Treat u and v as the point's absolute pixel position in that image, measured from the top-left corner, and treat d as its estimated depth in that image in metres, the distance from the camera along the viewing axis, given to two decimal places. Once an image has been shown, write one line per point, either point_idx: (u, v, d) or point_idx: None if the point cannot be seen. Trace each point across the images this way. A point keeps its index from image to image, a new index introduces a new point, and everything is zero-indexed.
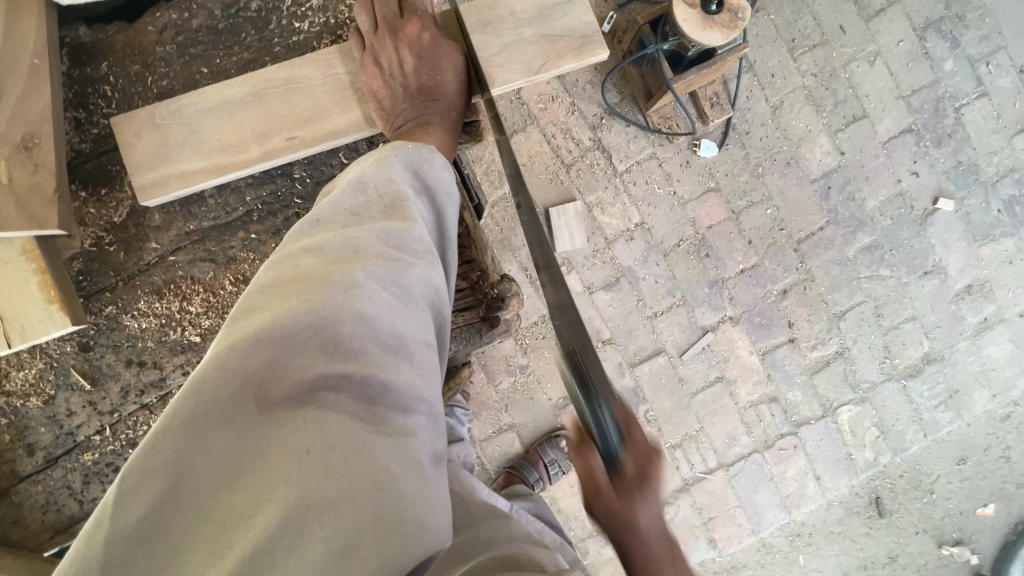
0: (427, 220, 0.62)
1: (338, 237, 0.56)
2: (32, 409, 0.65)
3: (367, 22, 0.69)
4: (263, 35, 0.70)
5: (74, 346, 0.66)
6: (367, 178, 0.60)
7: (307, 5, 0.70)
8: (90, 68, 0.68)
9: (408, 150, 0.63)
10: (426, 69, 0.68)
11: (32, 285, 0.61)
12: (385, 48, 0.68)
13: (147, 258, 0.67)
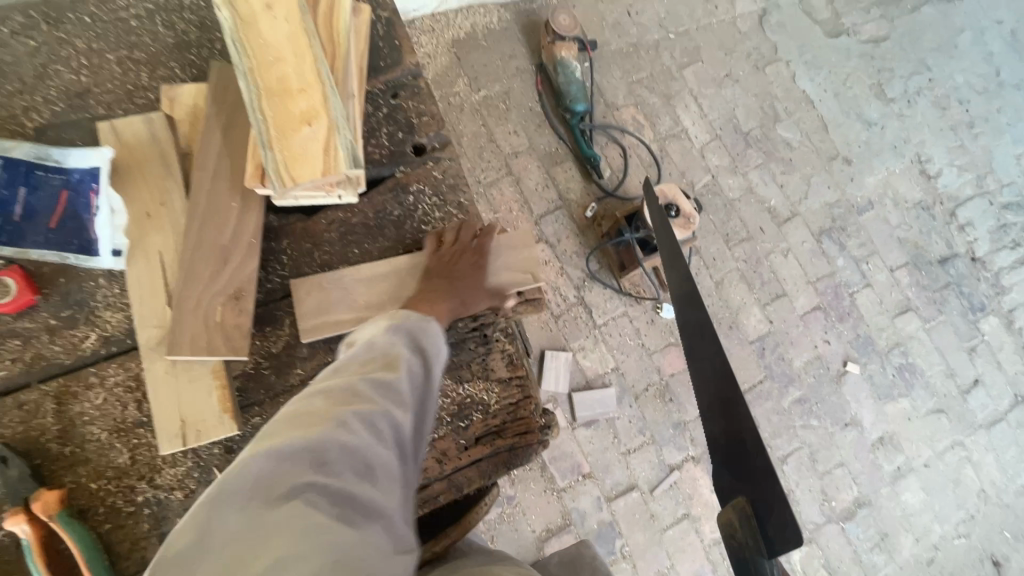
0: (418, 374, 0.70)
1: (342, 379, 0.64)
2: (173, 502, 0.70)
3: (449, 232, 0.85)
4: (402, 231, 0.86)
5: (221, 449, 0.73)
6: (374, 340, 0.70)
7: (433, 214, 0.88)
8: (271, 241, 0.82)
9: (416, 321, 0.73)
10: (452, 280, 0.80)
11: (212, 394, 0.71)
12: (448, 253, 0.83)
13: (292, 380, 0.77)
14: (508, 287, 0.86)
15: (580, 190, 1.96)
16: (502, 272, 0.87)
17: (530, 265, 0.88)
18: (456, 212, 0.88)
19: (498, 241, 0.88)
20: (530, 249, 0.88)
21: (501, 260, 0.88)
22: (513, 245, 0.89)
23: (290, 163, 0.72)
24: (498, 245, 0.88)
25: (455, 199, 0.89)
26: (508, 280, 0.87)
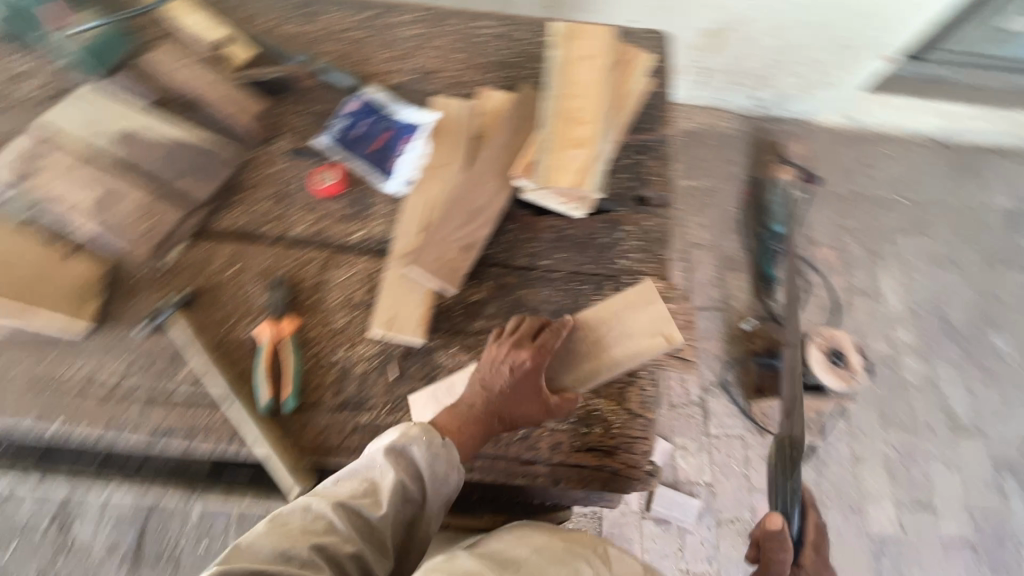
0: (406, 506, 0.74)
1: (330, 501, 0.70)
2: (355, 369, 0.88)
3: (507, 336, 0.83)
4: (600, 255, 0.99)
5: (400, 350, 0.90)
6: (376, 461, 0.74)
7: (631, 253, 0.99)
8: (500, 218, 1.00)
9: (425, 446, 0.74)
10: (515, 393, 0.80)
11: (417, 307, 0.90)
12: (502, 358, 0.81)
13: (469, 329, 0.92)
14: (631, 356, 0.85)
15: (745, 302, 1.95)
16: (621, 339, 0.87)
17: (657, 326, 0.87)
18: (649, 259, 0.99)
19: (612, 310, 0.89)
20: (650, 310, 0.87)
21: (619, 325, 0.88)
22: (631, 305, 0.89)
23: (553, 171, 0.90)
24: (611, 316, 0.89)
25: (653, 249, 0.99)
26: (634, 347, 0.86)
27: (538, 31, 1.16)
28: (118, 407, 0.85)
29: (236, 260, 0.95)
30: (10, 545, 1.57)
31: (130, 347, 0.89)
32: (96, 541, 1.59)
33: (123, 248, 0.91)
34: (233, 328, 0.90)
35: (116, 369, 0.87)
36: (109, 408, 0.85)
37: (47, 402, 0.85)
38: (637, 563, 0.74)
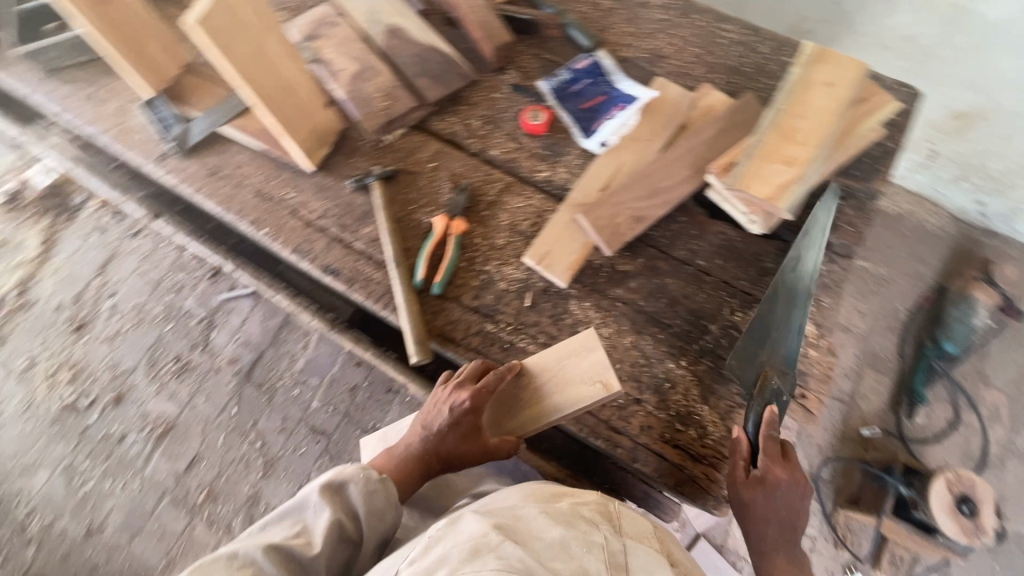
0: (346, 536, 0.83)
1: (262, 542, 0.78)
2: (497, 284, 0.96)
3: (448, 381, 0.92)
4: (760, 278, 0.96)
5: (541, 284, 0.96)
6: (307, 502, 0.84)
7: None
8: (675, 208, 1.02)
9: (361, 480, 0.85)
10: (448, 433, 0.89)
11: (572, 254, 0.95)
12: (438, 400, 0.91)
13: (608, 292, 0.95)
14: (570, 404, 0.86)
15: (875, 408, 1.75)
16: (561, 387, 0.87)
17: (600, 371, 0.86)
18: (809, 301, 0.95)
19: (553, 358, 0.89)
20: (596, 358, 0.86)
21: (561, 373, 0.88)
22: (572, 354, 0.88)
23: (752, 178, 0.90)
24: (554, 364, 0.88)
25: (817, 295, 0.95)
26: (575, 396, 0.86)
27: (782, 49, 1.14)
28: (310, 236, 1.01)
29: (438, 158, 1.07)
30: (171, 322, 1.93)
31: (336, 194, 1.05)
32: (226, 348, 1.89)
33: (361, 116, 1.08)
34: (415, 209, 1.02)
35: (321, 207, 1.04)
36: (306, 235, 1.01)
37: (267, 213, 1.04)
38: (645, 523, 0.76)
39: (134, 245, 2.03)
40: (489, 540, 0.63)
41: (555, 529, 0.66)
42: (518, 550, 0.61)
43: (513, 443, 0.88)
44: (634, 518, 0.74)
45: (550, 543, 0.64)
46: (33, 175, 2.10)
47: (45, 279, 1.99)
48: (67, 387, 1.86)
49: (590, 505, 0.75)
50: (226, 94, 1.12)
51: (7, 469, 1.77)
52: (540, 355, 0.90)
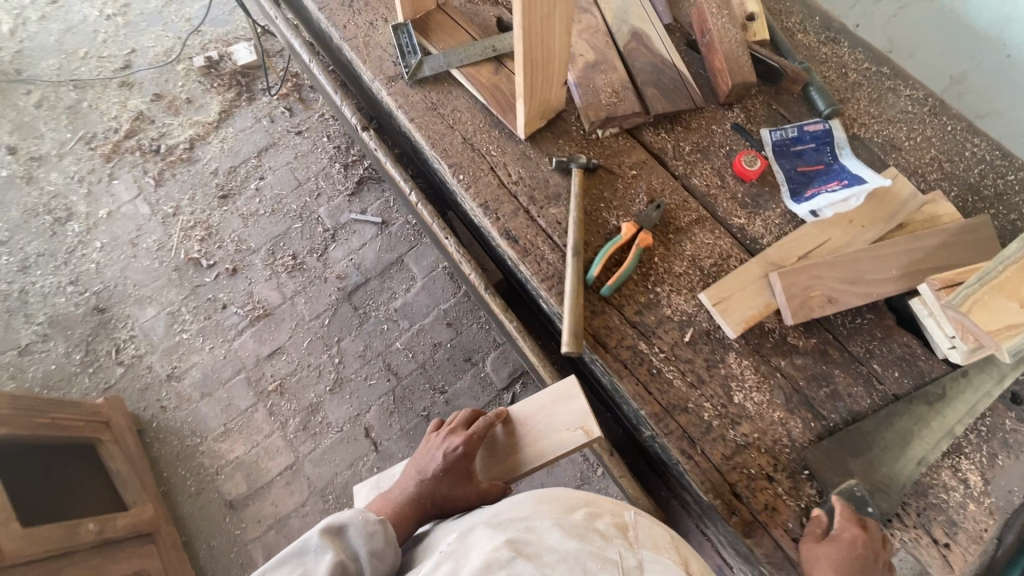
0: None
1: None
2: (663, 308, 0.95)
3: (444, 433, 1.00)
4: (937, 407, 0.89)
5: (707, 326, 0.94)
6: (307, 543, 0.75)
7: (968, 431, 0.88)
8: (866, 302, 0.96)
9: (359, 516, 0.78)
10: (443, 476, 0.93)
11: (752, 308, 0.92)
12: (432, 446, 0.99)
13: (770, 358, 0.92)
14: (555, 450, 0.96)
15: None
16: (543, 435, 0.97)
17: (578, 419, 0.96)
18: (981, 451, 0.87)
19: (535, 411, 1.00)
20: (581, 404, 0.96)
21: (543, 421, 0.98)
22: (552, 402, 0.99)
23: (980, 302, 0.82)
24: (538, 413, 0.99)
25: (993, 448, 0.87)
26: (559, 441, 0.96)
27: None
28: (501, 197, 1.04)
29: (641, 168, 1.06)
30: (302, 222, 2.04)
31: (535, 167, 1.06)
32: (339, 264, 1.98)
33: (584, 103, 1.09)
34: (605, 208, 1.03)
35: (519, 173, 1.06)
36: (499, 196, 1.04)
37: (468, 163, 1.07)
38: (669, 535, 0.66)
39: (293, 142, 2.17)
40: (499, 556, 0.56)
41: (570, 543, 0.58)
42: (530, 569, 0.54)
43: (502, 488, 0.95)
44: (661, 530, 0.65)
45: (562, 557, 0.56)
46: (235, 51, 2.29)
47: (212, 143, 2.17)
48: (197, 243, 2.01)
49: (611, 514, 0.65)
50: (466, 41, 1.16)
51: (125, 293, 1.94)
52: (523, 407, 1.01)
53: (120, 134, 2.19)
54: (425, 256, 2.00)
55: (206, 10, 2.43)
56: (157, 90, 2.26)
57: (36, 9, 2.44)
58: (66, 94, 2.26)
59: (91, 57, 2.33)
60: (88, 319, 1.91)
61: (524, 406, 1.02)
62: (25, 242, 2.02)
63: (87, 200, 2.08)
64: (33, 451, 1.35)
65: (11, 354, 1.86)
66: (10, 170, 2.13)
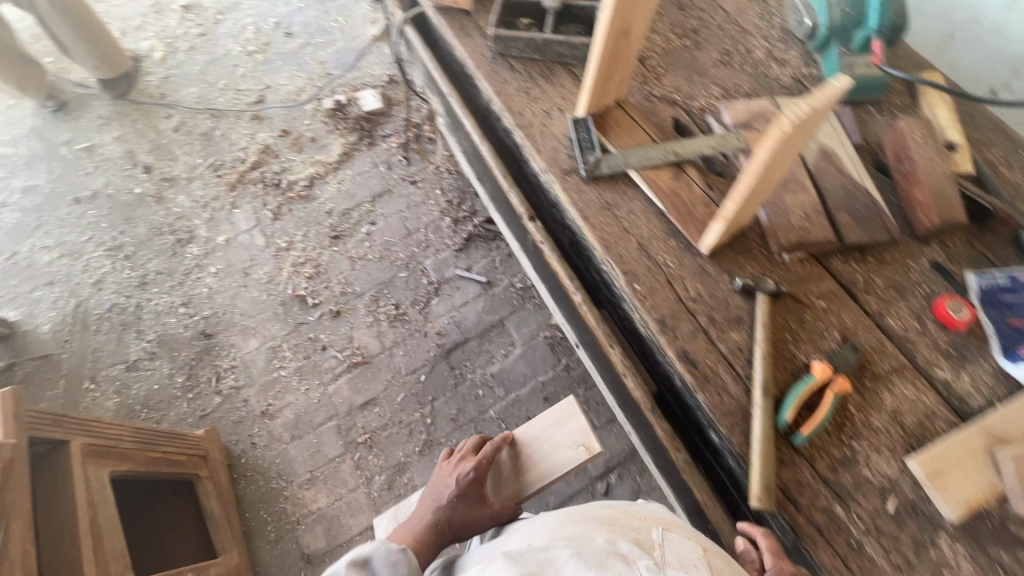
0: None
1: None
2: (862, 469, 0.86)
3: (455, 459, 1.12)
4: None
5: (911, 496, 0.84)
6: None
7: None
8: None
9: (383, 548, 0.82)
10: (458, 500, 1.02)
11: (972, 488, 0.82)
12: (446, 472, 1.09)
13: (991, 547, 0.80)
14: (560, 466, 1.06)
15: None
16: (548, 454, 1.07)
17: (580, 438, 1.08)
18: None
19: (539, 434, 1.10)
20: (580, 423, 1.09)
21: (546, 443, 1.09)
22: (552, 423, 1.10)
23: None
24: (541, 435, 1.10)
25: None
26: (564, 459, 1.07)
27: None
28: (678, 313, 0.98)
29: (831, 299, 0.99)
30: (407, 271, 2.05)
31: (715, 285, 1.00)
32: (440, 319, 1.96)
33: (771, 222, 1.02)
34: (794, 342, 0.95)
35: (699, 290, 1.00)
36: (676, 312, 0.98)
37: (644, 272, 1.02)
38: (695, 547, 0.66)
39: (407, 190, 2.20)
40: None
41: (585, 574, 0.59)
42: None
43: (513, 507, 1.02)
44: (681, 547, 0.65)
45: None
46: (362, 97, 2.38)
47: (330, 183, 2.23)
48: (305, 280, 2.05)
49: (627, 536, 0.66)
50: (645, 142, 1.14)
51: (231, 321, 1.98)
52: (527, 431, 1.11)
53: (245, 165, 2.29)
54: (526, 323, 1.95)
55: (339, 56, 2.55)
56: (285, 126, 2.37)
57: (186, 40, 2.63)
58: (202, 122, 2.40)
59: (228, 88, 2.48)
60: (194, 343, 1.95)
61: (528, 429, 1.12)
62: (147, 258, 2.10)
63: (208, 225, 2.16)
64: (141, 483, 1.36)
65: (119, 369, 1.91)
66: (143, 188, 2.25)
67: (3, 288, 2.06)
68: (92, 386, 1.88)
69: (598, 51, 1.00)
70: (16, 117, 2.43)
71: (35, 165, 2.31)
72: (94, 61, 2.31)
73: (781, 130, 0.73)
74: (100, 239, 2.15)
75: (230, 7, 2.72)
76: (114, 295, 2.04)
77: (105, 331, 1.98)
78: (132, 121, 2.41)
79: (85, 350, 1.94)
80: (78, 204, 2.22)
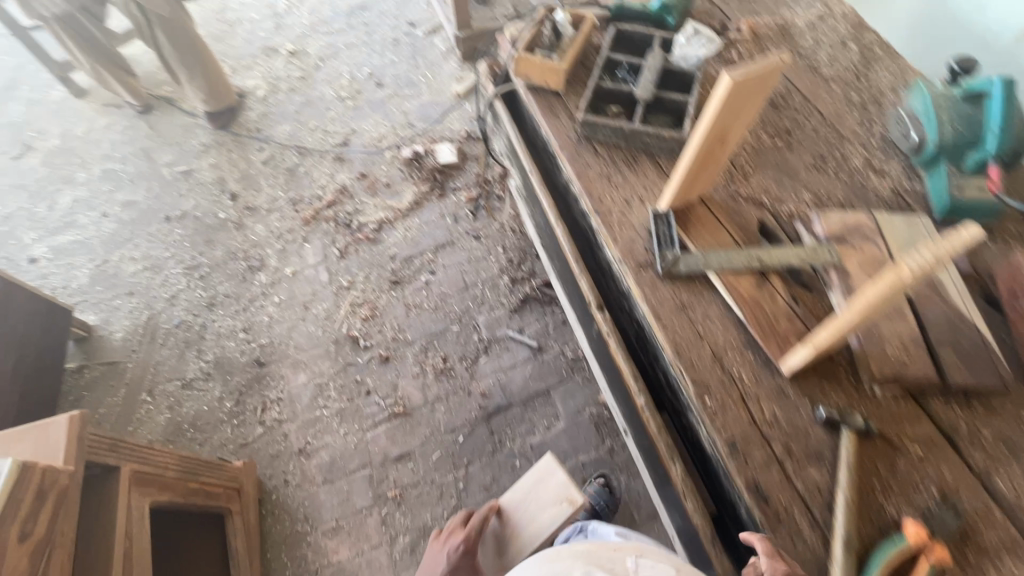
0: None
1: None
2: None
3: (446, 534, 1.25)
4: None
5: None
6: None
7: None
8: None
9: None
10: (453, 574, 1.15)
11: None
12: (440, 548, 1.22)
13: None
14: (549, 523, 1.18)
15: None
16: (537, 514, 1.20)
17: (562, 493, 1.21)
18: None
19: (522, 500, 1.23)
20: (560, 482, 1.22)
21: (534, 505, 1.22)
22: (535, 484, 1.24)
23: None
24: (525, 500, 1.23)
25: None
26: (549, 518, 1.19)
27: None
28: (750, 438, 0.91)
29: (928, 447, 0.88)
30: (459, 326, 2.05)
31: (795, 411, 0.92)
32: (486, 380, 1.93)
33: (863, 350, 0.94)
34: (883, 493, 0.85)
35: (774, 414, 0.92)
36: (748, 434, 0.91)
37: (715, 384, 0.96)
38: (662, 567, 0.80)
39: (470, 245, 2.23)
40: None
41: None
42: None
43: None
44: (652, 570, 0.79)
45: None
46: (439, 150, 2.47)
47: (398, 229, 2.30)
48: (360, 321, 2.08)
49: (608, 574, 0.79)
50: (728, 244, 1.10)
51: (285, 353, 2.03)
52: (511, 499, 1.24)
53: (322, 203, 2.40)
54: (572, 397, 1.89)
55: (423, 108, 2.68)
56: (363, 170, 2.48)
57: (287, 82, 2.84)
58: (289, 157, 2.55)
59: (318, 129, 2.64)
60: (247, 370, 2.00)
61: (512, 497, 1.24)
62: (219, 281, 2.21)
63: (279, 256, 2.26)
64: (177, 514, 1.37)
65: (175, 385, 1.98)
66: (227, 214, 2.39)
67: (90, 292, 2.21)
68: (148, 399, 1.96)
69: (693, 147, 0.98)
70: (130, 137, 2.67)
71: (138, 182, 2.51)
72: (204, 94, 2.53)
73: (898, 277, 0.71)
74: (181, 257, 2.28)
75: (330, 55, 2.94)
76: (183, 312, 2.15)
77: (169, 346, 2.07)
78: (227, 151, 2.60)
79: (148, 362, 2.04)
80: (168, 222, 2.39)
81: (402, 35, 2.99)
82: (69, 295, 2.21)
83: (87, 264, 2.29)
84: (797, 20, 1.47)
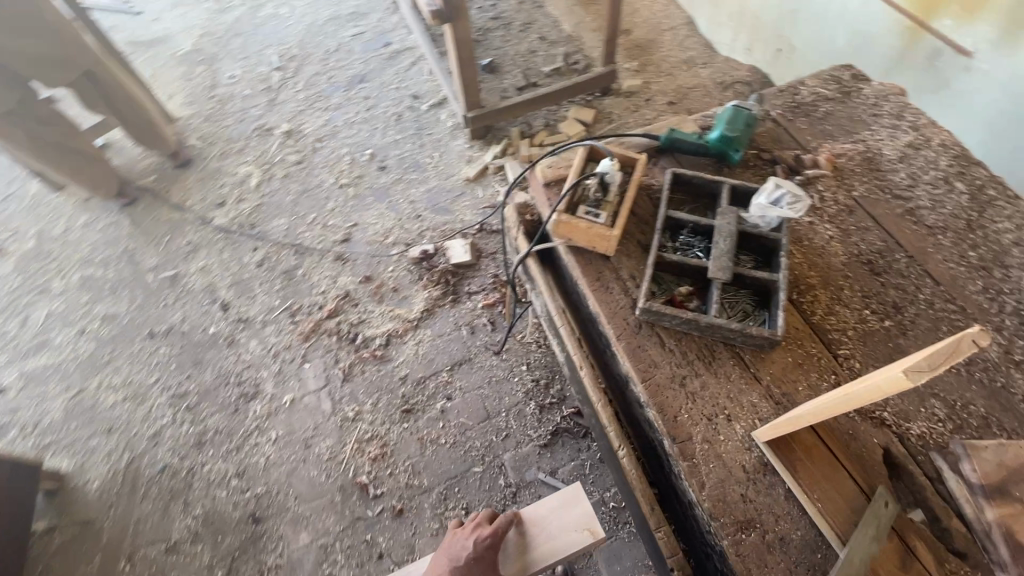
0: None
1: None
2: None
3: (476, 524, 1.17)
4: None
5: None
6: None
7: None
8: None
9: None
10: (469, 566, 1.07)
11: None
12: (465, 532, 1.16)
13: None
14: (565, 549, 1.11)
15: None
16: (555, 535, 1.13)
17: (585, 521, 1.13)
18: None
19: (544, 516, 1.15)
20: (585, 509, 1.14)
21: (550, 526, 1.14)
22: (558, 507, 1.16)
23: None
24: (545, 519, 1.15)
25: None
26: (566, 541, 1.12)
27: None
28: None
29: None
30: (482, 467, 1.80)
31: None
32: None
33: None
34: None
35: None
36: None
37: None
38: None
39: (490, 362, 1.99)
40: None
41: None
42: None
43: None
44: None
45: None
46: (451, 247, 2.24)
47: (408, 344, 2.06)
48: (368, 462, 1.83)
49: None
50: (851, 492, 0.86)
51: (284, 506, 1.77)
52: (531, 510, 1.17)
53: (322, 312, 2.16)
54: (620, 558, 1.62)
55: (431, 196, 2.45)
56: (368, 272, 2.24)
57: (283, 167, 2.62)
58: (286, 258, 2.32)
59: (316, 224, 2.41)
60: (242, 529, 1.74)
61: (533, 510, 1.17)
62: (208, 412, 1.97)
63: (276, 380, 2.02)
64: None
65: (159, 549, 1.73)
66: (217, 328, 2.15)
67: (63, 431, 1.97)
68: (127, 568, 1.70)
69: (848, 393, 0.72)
70: (111, 236, 2.44)
71: (119, 291, 2.28)
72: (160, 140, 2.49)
73: None
74: (166, 383, 2.04)
75: (328, 134, 2.72)
76: (168, 452, 1.89)
77: (152, 498, 1.82)
78: (218, 251, 2.36)
79: (127, 520, 1.78)
80: (152, 340, 2.14)
81: (405, 109, 2.78)
82: (39, 435, 1.97)
83: (61, 394, 2.04)
84: (884, 147, 1.24)
